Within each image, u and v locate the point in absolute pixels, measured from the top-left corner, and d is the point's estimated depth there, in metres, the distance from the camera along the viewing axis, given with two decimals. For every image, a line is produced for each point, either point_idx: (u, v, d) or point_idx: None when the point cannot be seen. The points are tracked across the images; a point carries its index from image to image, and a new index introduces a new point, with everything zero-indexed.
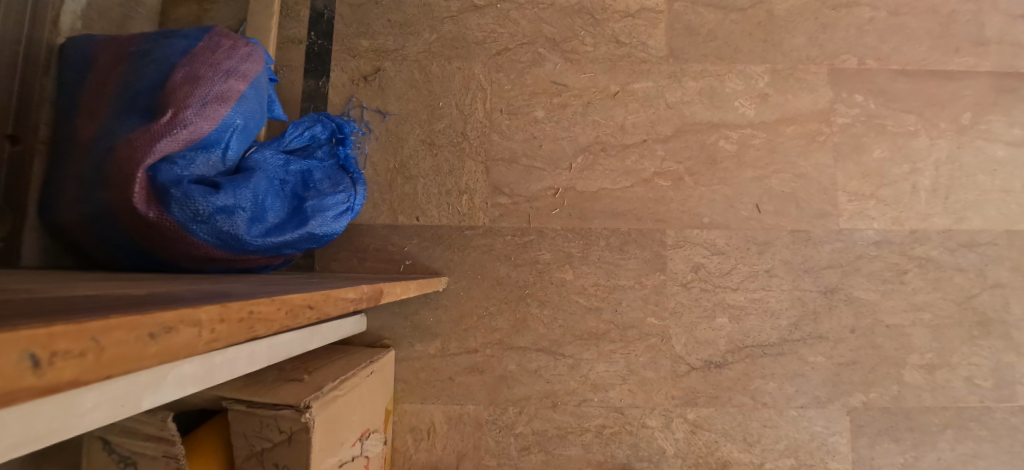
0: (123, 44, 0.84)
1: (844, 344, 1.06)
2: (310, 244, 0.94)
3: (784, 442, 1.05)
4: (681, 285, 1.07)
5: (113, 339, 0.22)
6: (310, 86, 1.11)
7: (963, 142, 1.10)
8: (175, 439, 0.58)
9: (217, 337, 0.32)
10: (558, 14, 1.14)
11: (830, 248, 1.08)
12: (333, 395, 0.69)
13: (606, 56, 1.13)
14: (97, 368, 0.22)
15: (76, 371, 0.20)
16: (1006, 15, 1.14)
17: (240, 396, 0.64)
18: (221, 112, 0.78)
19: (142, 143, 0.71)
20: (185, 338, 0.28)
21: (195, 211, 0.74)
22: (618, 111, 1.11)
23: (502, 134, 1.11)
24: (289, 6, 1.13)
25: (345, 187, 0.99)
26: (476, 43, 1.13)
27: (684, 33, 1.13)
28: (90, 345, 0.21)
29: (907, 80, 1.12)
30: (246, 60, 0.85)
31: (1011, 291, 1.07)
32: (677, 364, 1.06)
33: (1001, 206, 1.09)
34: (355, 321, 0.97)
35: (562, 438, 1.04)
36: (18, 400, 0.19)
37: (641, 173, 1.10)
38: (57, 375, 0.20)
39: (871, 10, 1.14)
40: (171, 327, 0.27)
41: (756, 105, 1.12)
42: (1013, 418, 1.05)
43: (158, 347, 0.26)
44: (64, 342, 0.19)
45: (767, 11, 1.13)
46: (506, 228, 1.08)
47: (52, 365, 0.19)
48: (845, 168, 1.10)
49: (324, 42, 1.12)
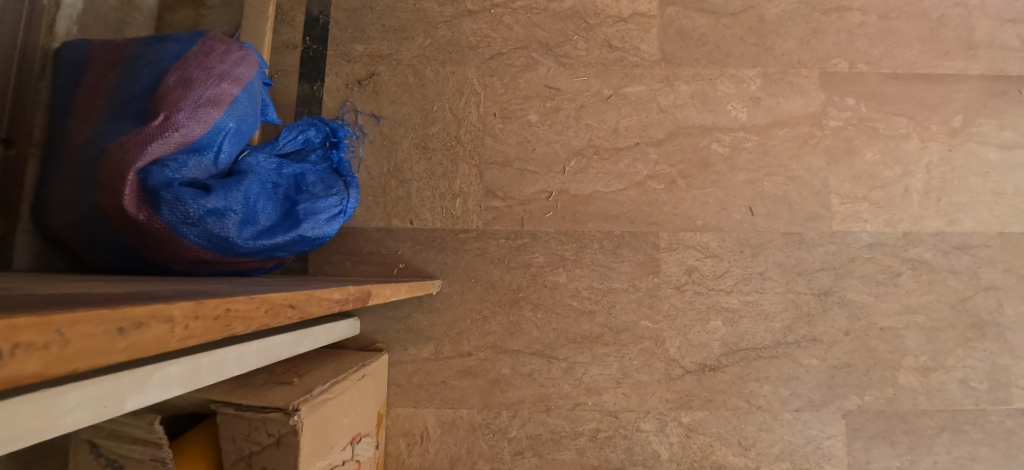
0: (118, 48, 0.85)
1: (838, 346, 1.06)
2: (302, 247, 0.94)
3: (779, 446, 1.04)
4: (674, 288, 1.07)
5: (80, 332, 0.22)
6: (305, 90, 1.12)
7: (954, 144, 1.11)
8: (162, 441, 0.58)
9: (192, 334, 0.32)
10: (552, 19, 1.15)
11: (823, 250, 1.09)
12: (323, 398, 0.69)
13: (599, 60, 1.14)
14: (61, 361, 0.22)
15: (38, 364, 0.20)
16: (995, 19, 1.15)
17: (229, 399, 0.64)
18: (214, 115, 0.79)
19: (134, 145, 0.72)
20: (156, 334, 0.28)
21: (186, 213, 0.74)
22: (611, 114, 1.12)
23: (495, 138, 1.11)
24: (285, 11, 1.14)
25: (338, 190, 0.99)
26: (470, 48, 1.14)
27: (676, 38, 1.14)
28: (54, 338, 0.21)
29: (897, 83, 1.13)
30: (239, 64, 0.85)
31: (1004, 293, 1.07)
32: (671, 367, 1.05)
33: (993, 208, 1.10)
34: (347, 325, 0.97)
35: (556, 442, 1.04)
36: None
37: (634, 176, 1.10)
38: (19, 367, 0.19)
39: (861, 14, 1.15)
40: (142, 322, 0.27)
41: (748, 108, 1.12)
42: (1009, 421, 1.04)
43: (127, 342, 0.26)
44: (28, 334, 0.19)
45: (758, 15, 1.15)
46: (499, 231, 1.08)
47: (14, 357, 0.19)
48: (836, 170, 1.11)
49: (319, 47, 1.13)
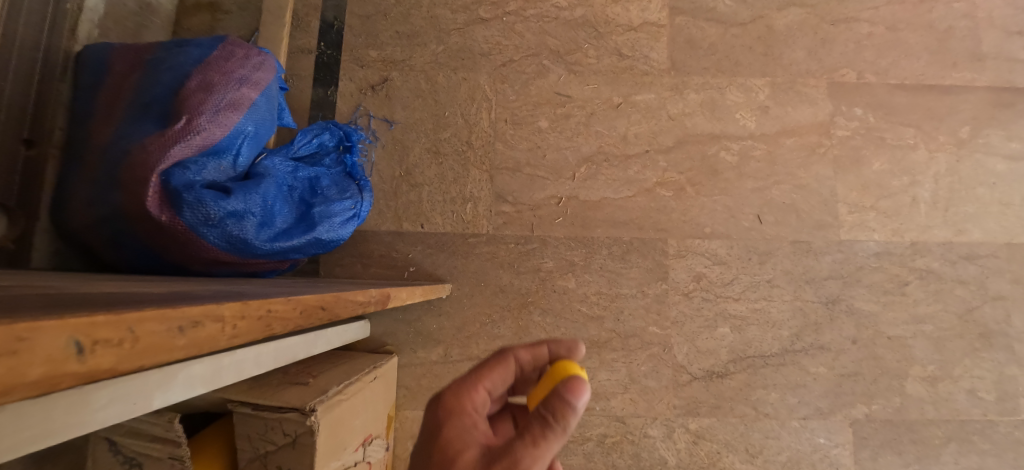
0: (139, 52, 0.86)
1: (845, 355, 1.07)
2: (317, 249, 0.95)
3: (786, 454, 1.04)
4: (682, 294, 1.08)
5: (147, 330, 0.24)
6: (318, 94, 1.13)
7: (961, 155, 1.12)
8: (181, 440, 0.58)
9: (238, 334, 0.33)
10: (563, 27, 1.16)
11: (831, 259, 1.09)
12: (337, 399, 0.70)
13: (609, 68, 1.15)
14: (131, 356, 0.23)
15: (112, 359, 0.22)
16: (1002, 31, 1.16)
17: (246, 399, 0.65)
18: (234, 119, 0.80)
19: (156, 147, 0.73)
20: (209, 333, 0.29)
21: (206, 215, 0.75)
22: (621, 122, 1.13)
23: (506, 143, 1.12)
24: (300, 17, 1.16)
25: (352, 194, 1.00)
26: (482, 55, 1.15)
27: (685, 47, 1.15)
28: (126, 335, 0.22)
29: (905, 94, 1.14)
30: (258, 69, 0.87)
31: (1012, 304, 1.08)
32: (678, 373, 1.06)
33: (1001, 219, 1.10)
34: (359, 327, 0.97)
35: (563, 447, 1.04)
36: (61, 385, 0.20)
37: (643, 183, 1.11)
38: (97, 362, 0.21)
39: (869, 25, 1.16)
40: (197, 321, 0.28)
41: (757, 117, 1.13)
42: (1016, 432, 1.04)
43: (185, 340, 0.27)
44: (104, 330, 0.21)
45: (766, 25, 1.16)
46: (509, 235, 1.09)
47: (94, 352, 0.20)
48: (844, 179, 1.12)
49: (333, 52, 1.15)
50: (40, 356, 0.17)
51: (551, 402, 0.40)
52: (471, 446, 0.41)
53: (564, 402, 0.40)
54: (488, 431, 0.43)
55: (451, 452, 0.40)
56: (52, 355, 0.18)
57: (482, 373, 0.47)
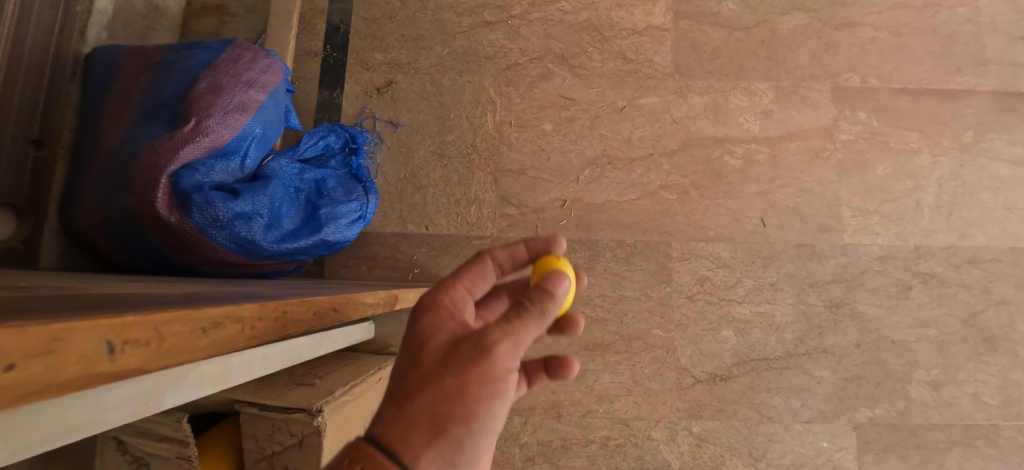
0: (148, 54, 0.87)
1: (848, 359, 1.07)
2: (323, 251, 0.95)
3: (790, 457, 1.04)
4: (686, 297, 1.08)
5: (172, 331, 0.25)
6: (324, 97, 1.14)
7: (965, 160, 1.12)
8: (188, 440, 0.59)
9: (256, 333, 0.35)
10: (567, 31, 1.17)
11: (835, 263, 1.09)
12: (343, 400, 0.70)
13: (613, 71, 1.15)
14: (157, 356, 0.24)
15: (140, 359, 0.23)
16: (1006, 36, 1.16)
17: (253, 399, 0.65)
18: (241, 121, 0.81)
19: (166, 149, 0.74)
20: (229, 333, 0.31)
21: (215, 216, 0.76)
22: (625, 125, 1.14)
23: (510, 146, 1.13)
24: (306, 20, 1.17)
25: (358, 196, 1.01)
26: (487, 58, 1.16)
27: (689, 50, 1.16)
28: (152, 335, 0.23)
29: (908, 98, 1.14)
30: (265, 72, 0.88)
31: (1016, 308, 1.08)
32: (682, 376, 1.06)
33: (1004, 224, 1.10)
34: (364, 329, 0.98)
35: (567, 449, 1.04)
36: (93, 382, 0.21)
37: (647, 186, 1.12)
38: (126, 362, 0.22)
39: (873, 30, 1.16)
40: (218, 323, 0.30)
41: (761, 121, 1.14)
42: (1021, 437, 1.04)
43: (207, 340, 0.29)
44: (132, 331, 0.22)
45: (770, 29, 1.17)
46: (513, 238, 1.10)
47: (123, 352, 0.21)
48: (848, 183, 1.12)
49: (339, 55, 1.16)
50: (73, 355, 0.18)
51: (534, 292, 0.39)
52: (444, 332, 0.39)
53: (545, 292, 0.39)
54: (468, 323, 0.41)
55: (423, 334, 0.38)
56: (85, 354, 0.19)
57: (462, 272, 0.44)
